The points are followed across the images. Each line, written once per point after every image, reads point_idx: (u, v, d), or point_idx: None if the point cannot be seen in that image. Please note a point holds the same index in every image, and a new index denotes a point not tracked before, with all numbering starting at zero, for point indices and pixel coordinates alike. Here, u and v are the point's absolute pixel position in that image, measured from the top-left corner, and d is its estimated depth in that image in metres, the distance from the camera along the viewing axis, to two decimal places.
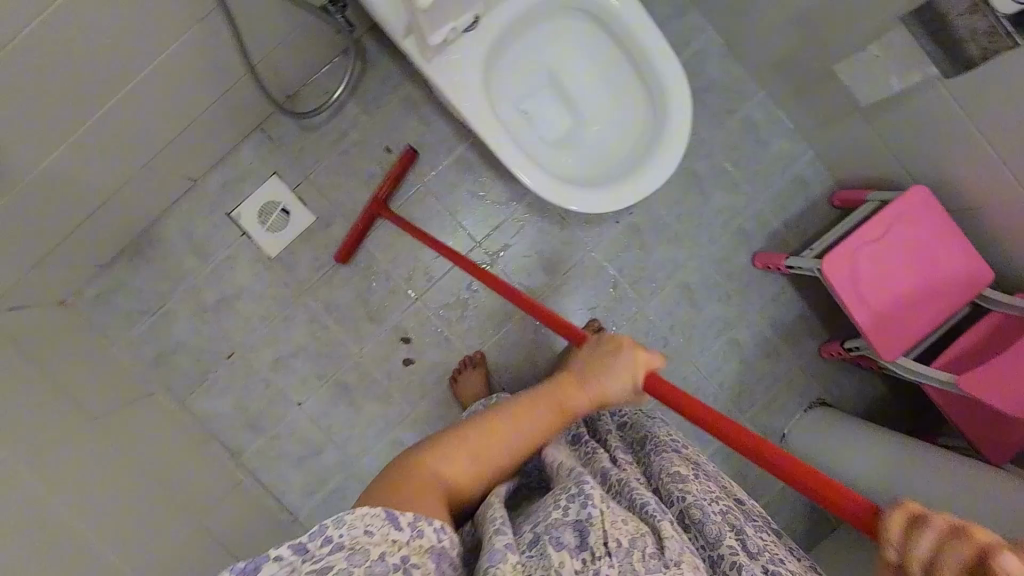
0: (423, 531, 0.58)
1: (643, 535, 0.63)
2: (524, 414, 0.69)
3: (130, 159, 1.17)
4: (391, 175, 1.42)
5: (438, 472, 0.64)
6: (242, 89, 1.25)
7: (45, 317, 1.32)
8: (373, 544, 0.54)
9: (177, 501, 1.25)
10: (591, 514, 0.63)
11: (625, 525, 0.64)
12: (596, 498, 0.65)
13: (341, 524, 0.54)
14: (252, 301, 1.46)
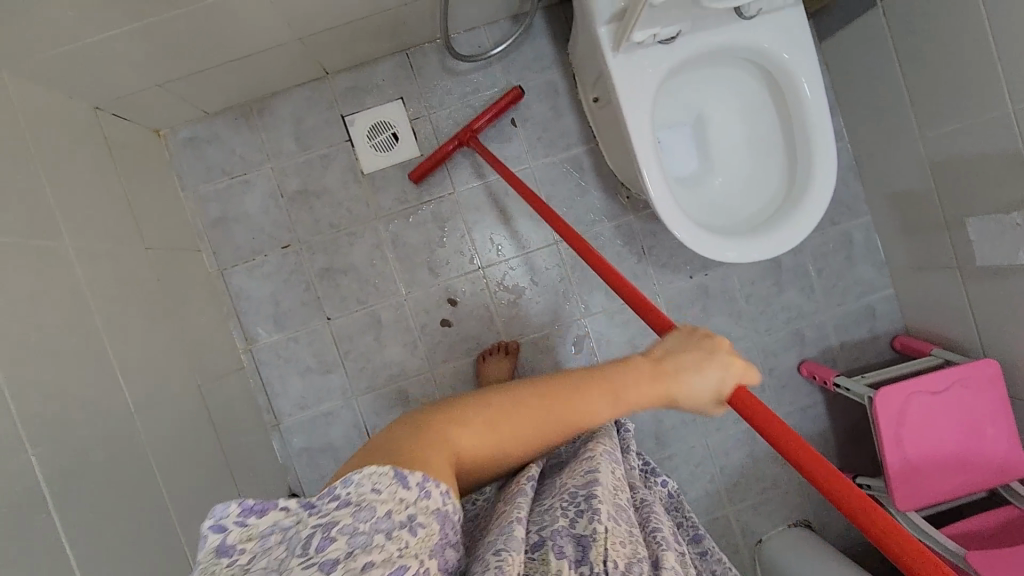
0: (429, 492, 0.60)
1: (639, 562, 0.60)
2: (578, 398, 0.71)
3: (287, 29, 1.18)
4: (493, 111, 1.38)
5: (460, 447, 0.68)
6: (413, 10, 1.27)
7: (137, 139, 1.33)
8: (377, 501, 0.56)
9: (185, 361, 1.23)
10: (597, 530, 0.61)
11: (625, 547, 0.62)
12: (607, 517, 0.63)
13: (348, 485, 0.57)
14: (329, 206, 1.46)
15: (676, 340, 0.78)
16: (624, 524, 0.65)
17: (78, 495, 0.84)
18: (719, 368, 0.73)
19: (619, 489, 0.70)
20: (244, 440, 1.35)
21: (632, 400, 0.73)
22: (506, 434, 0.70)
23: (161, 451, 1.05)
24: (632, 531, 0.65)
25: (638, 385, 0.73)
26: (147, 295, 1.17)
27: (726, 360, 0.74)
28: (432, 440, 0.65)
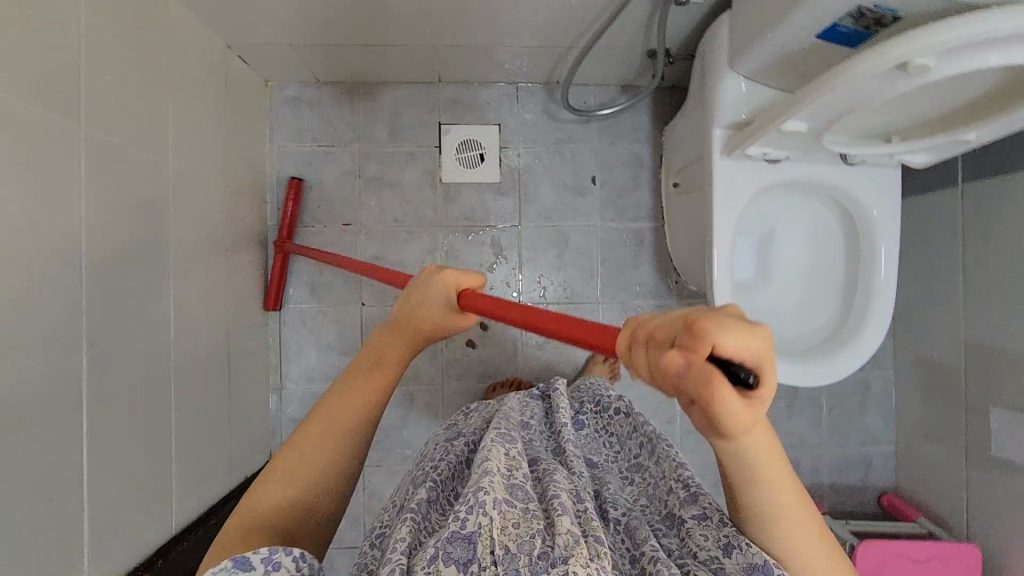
0: (277, 565, 0.54)
1: (532, 538, 0.61)
2: (338, 403, 0.66)
3: (426, 33, 1.23)
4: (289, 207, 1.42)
5: (276, 508, 0.62)
6: (543, 54, 1.33)
7: (248, 84, 1.37)
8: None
9: (223, 303, 1.24)
10: (482, 522, 0.61)
11: (520, 527, 0.62)
12: (494, 503, 0.63)
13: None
14: (399, 200, 1.50)
15: (403, 294, 0.65)
16: (519, 502, 0.66)
17: (105, 406, 0.84)
18: (435, 288, 0.62)
19: (513, 474, 0.70)
20: (248, 395, 1.35)
21: (381, 376, 0.67)
22: (328, 469, 0.64)
23: (181, 384, 1.05)
24: (528, 509, 0.65)
25: (386, 355, 0.66)
26: (212, 231, 1.20)
27: (439, 283, 0.63)
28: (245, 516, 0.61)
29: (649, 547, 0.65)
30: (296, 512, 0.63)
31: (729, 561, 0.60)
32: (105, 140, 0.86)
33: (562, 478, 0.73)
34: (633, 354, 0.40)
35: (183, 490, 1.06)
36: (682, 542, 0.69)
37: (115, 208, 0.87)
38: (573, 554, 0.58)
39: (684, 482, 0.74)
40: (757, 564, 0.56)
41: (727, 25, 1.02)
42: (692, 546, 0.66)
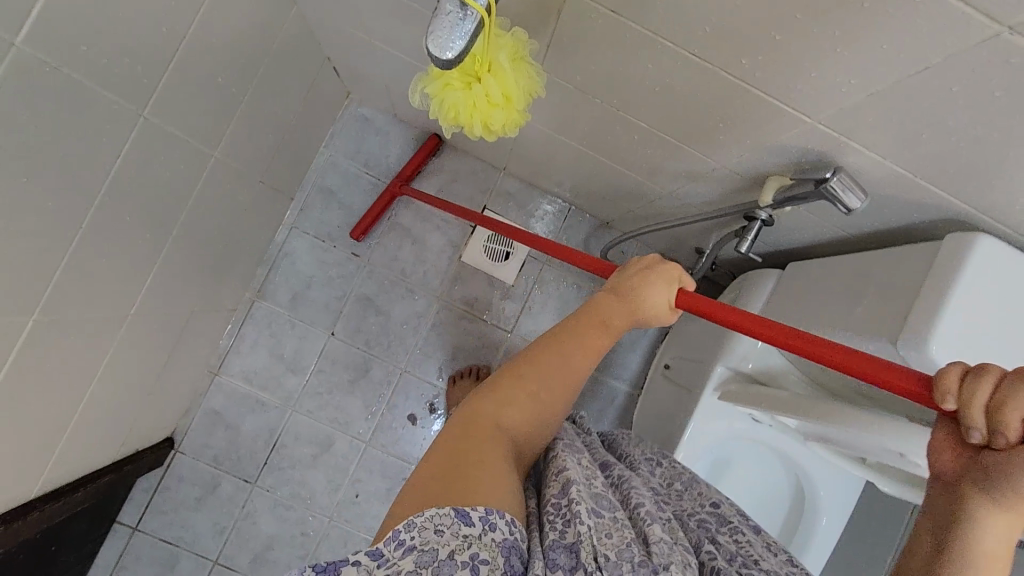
0: (495, 525, 0.49)
1: (629, 544, 0.53)
2: (570, 340, 0.67)
3: (509, 138, 1.25)
4: (415, 162, 1.43)
5: (497, 425, 0.61)
6: (604, 202, 1.35)
7: (331, 94, 1.38)
8: (439, 545, 0.47)
9: (202, 284, 1.21)
10: (583, 530, 0.52)
11: (614, 538, 0.53)
12: (588, 513, 0.54)
13: (411, 530, 0.48)
14: (414, 256, 1.49)
15: (629, 277, 0.73)
16: (606, 512, 0.57)
17: (26, 372, 0.79)
18: (665, 279, 0.72)
19: (590, 479, 0.61)
20: (182, 373, 1.31)
21: (597, 350, 0.68)
22: (540, 408, 0.64)
23: (118, 357, 1.01)
24: (617, 518, 0.57)
25: (617, 316, 0.69)
26: (226, 217, 1.17)
27: (668, 274, 0.73)
28: (459, 441, 0.58)
29: (711, 555, 0.58)
30: (512, 435, 0.62)
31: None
32: (162, 123, 0.84)
33: (638, 484, 0.64)
34: (970, 386, 0.48)
35: (64, 457, 1.00)
36: (740, 544, 0.63)
37: (138, 190, 0.86)
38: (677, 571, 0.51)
39: (736, 510, 0.71)
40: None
41: (773, 283, 1.06)
42: (756, 555, 0.61)
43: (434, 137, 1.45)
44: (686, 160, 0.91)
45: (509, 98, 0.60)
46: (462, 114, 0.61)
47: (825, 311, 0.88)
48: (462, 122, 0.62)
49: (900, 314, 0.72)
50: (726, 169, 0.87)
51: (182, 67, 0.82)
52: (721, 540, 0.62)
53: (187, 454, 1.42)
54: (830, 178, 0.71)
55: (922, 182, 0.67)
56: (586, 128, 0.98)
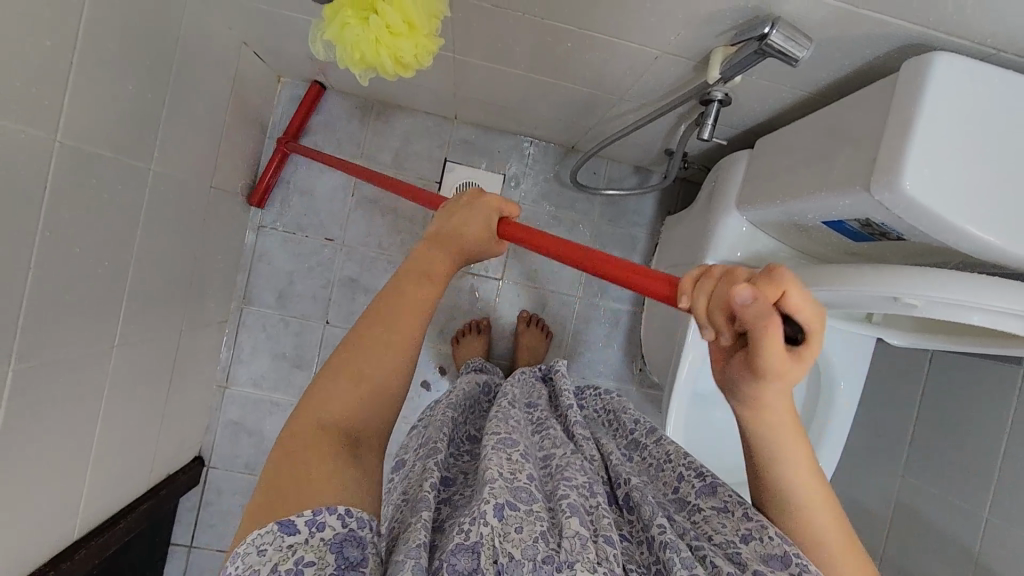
0: (323, 525, 0.52)
1: (536, 539, 0.51)
2: (391, 310, 0.63)
3: (449, 82, 1.20)
4: (301, 114, 1.38)
5: (326, 419, 0.59)
6: (563, 125, 1.31)
7: (260, 80, 1.33)
8: (266, 564, 0.50)
9: (182, 301, 1.20)
10: (484, 532, 0.50)
11: (524, 532, 0.51)
12: (495, 512, 0.52)
13: (236, 560, 0.51)
14: (388, 227, 1.46)
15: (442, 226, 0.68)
16: (522, 504, 0.54)
17: (24, 418, 0.80)
18: (486, 207, 0.68)
19: (510, 472, 0.58)
20: (190, 393, 1.32)
21: (429, 293, 0.64)
22: (372, 393, 0.61)
23: (116, 388, 1.02)
24: (534, 511, 0.54)
25: (438, 266, 0.65)
26: (185, 231, 1.15)
27: (483, 203, 0.68)
28: (287, 453, 0.57)
29: (659, 529, 0.56)
30: (347, 424, 0.59)
31: (748, 547, 0.55)
32: (84, 146, 0.81)
33: (569, 472, 0.62)
34: (698, 288, 0.45)
35: (94, 492, 1.02)
36: (698, 523, 0.62)
37: (82, 221, 0.84)
38: (580, 561, 0.50)
39: (699, 471, 0.67)
40: (777, 553, 0.53)
41: (744, 163, 1.03)
42: (708, 531, 0.60)
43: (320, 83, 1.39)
44: (623, 55, 0.87)
45: (412, 25, 0.57)
46: (367, 52, 0.57)
47: (797, 176, 0.85)
48: (370, 61, 0.58)
49: (870, 160, 0.69)
50: (669, 55, 0.82)
51: (84, 81, 0.78)
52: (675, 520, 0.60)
53: (219, 467, 1.45)
54: (769, 34, 0.67)
55: (868, 12, 0.63)
56: (519, 49, 0.93)
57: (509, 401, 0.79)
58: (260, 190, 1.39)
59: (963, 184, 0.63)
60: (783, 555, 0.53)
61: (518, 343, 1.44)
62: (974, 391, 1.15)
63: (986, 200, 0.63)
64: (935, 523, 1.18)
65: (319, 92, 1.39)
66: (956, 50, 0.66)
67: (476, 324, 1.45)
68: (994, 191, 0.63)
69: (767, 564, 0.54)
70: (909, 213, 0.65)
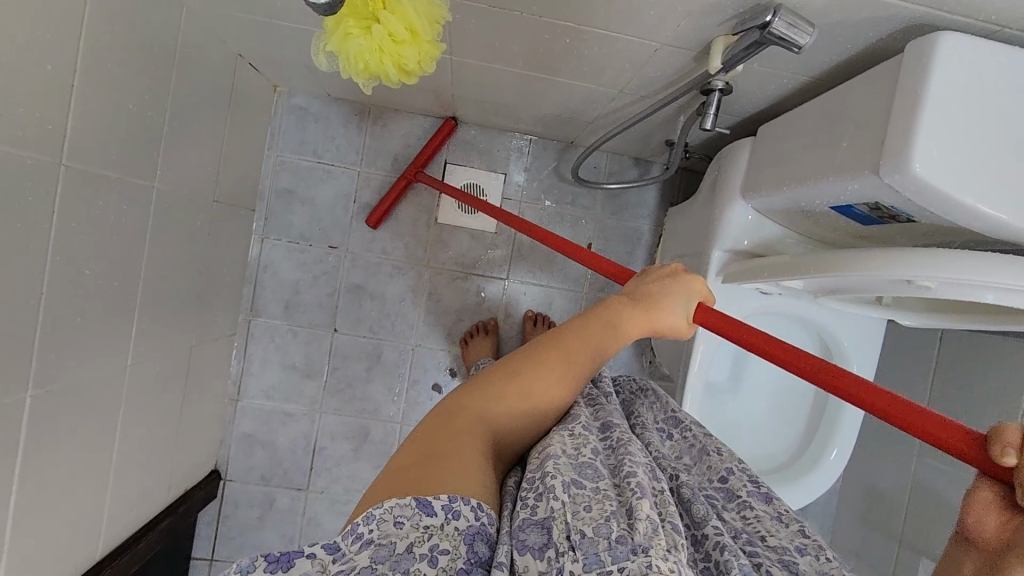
0: (458, 514, 0.50)
1: (609, 520, 0.48)
2: (574, 340, 0.66)
3: (447, 84, 1.20)
4: (429, 148, 1.39)
5: (484, 418, 0.61)
6: (563, 122, 1.31)
7: (257, 91, 1.32)
8: (398, 538, 0.48)
9: (192, 317, 1.20)
10: (556, 507, 0.50)
11: (594, 510, 0.49)
12: (564, 488, 0.51)
13: (370, 523, 0.49)
14: (391, 232, 1.46)
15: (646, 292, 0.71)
16: (588, 482, 0.53)
17: (44, 443, 0.80)
18: (682, 294, 0.69)
19: (574, 450, 0.58)
20: (203, 408, 1.32)
21: (611, 341, 0.67)
22: (532, 412, 0.63)
23: (131, 407, 1.02)
24: (600, 489, 0.52)
25: (626, 323, 0.67)
26: (191, 247, 1.15)
27: (688, 286, 0.70)
28: (441, 428, 0.59)
29: (714, 530, 0.55)
30: (500, 430, 0.62)
31: (806, 560, 0.55)
32: (89, 167, 0.81)
33: (632, 448, 0.60)
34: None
35: (115, 512, 1.02)
36: (748, 521, 0.61)
37: (90, 242, 0.84)
38: (658, 543, 0.46)
39: (751, 475, 0.66)
40: (834, 575, 0.54)
41: (748, 151, 1.02)
42: (762, 530, 0.59)
43: (452, 119, 1.41)
44: (623, 49, 0.86)
45: (415, 32, 0.56)
46: (372, 62, 0.57)
47: (803, 161, 0.85)
48: (375, 71, 0.58)
49: (876, 143, 0.69)
50: (669, 47, 0.82)
51: (86, 103, 0.78)
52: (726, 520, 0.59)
53: (235, 480, 1.45)
54: (770, 22, 0.67)
55: None
56: (517, 48, 0.93)
57: None
58: (379, 210, 1.41)
59: (972, 162, 0.63)
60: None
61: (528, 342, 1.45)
62: (986, 367, 1.15)
63: (998, 179, 0.63)
64: (952, 499, 1.18)
65: (451, 128, 1.42)
66: (961, 28, 0.66)
67: (485, 325, 1.46)
68: (1006, 170, 0.63)
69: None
70: (920, 195, 0.65)
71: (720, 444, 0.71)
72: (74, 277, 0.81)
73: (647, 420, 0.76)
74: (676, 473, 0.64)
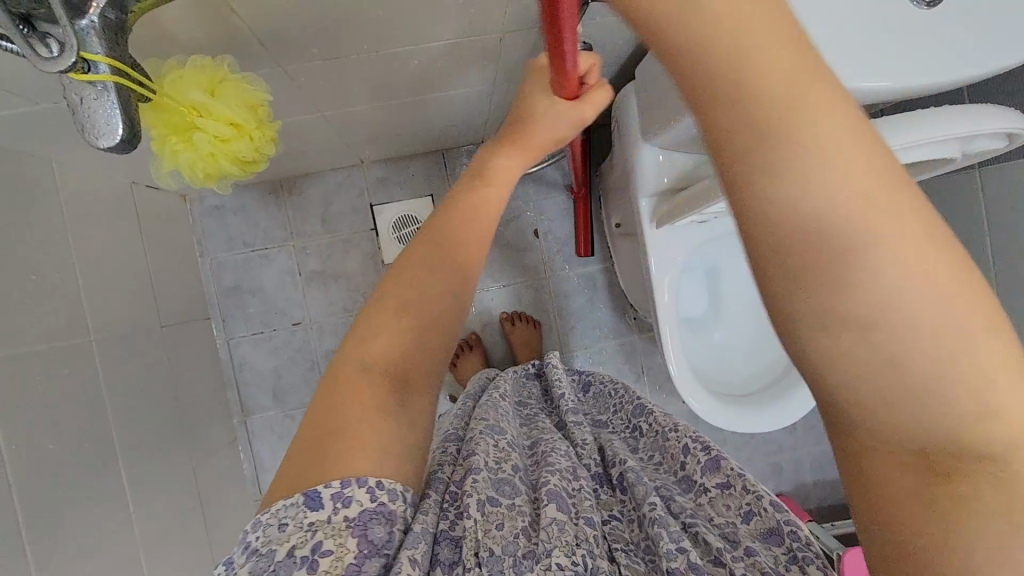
0: (349, 500, 0.48)
1: (516, 537, 0.55)
2: (443, 229, 0.59)
3: (336, 136, 1.20)
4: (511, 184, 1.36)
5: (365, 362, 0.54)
6: (462, 128, 1.31)
7: (166, 207, 1.33)
8: (279, 543, 0.47)
9: (183, 441, 1.22)
10: (467, 526, 0.54)
11: (505, 528, 0.55)
12: (478, 506, 0.56)
13: (257, 530, 0.48)
14: (345, 288, 1.47)
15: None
16: (504, 499, 0.59)
17: None
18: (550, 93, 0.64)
19: (497, 465, 0.62)
20: (229, 519, 1.34)
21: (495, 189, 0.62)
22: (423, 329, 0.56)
23: (153, 550, 1.03)
24: (515, 505, 0.59)
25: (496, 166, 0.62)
26: (155, 378, 1.16)
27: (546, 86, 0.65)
28: (327, 397, 0.52)
29: (648, 508, 0.60)
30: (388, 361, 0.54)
31: (747, 525, 0.60)
32: (16, 350, 0.82)
33: (557, 460, 0.66)
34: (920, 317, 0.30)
35: None
36: (700, 501, 0.65)
37: (43, 416, 0.85)
38: (557, 545, 0.53)
39: (702, 443, 0.69)
40: (773, 526, 0.57)
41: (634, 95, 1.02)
42: (708, 511, 0.64)
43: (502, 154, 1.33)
44: (471, 50, 0.86)
45: (237, 125, 0.57)
46: (207, 167, 0.57)
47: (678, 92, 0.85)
48: (215, 173, 0.58)
49: None
50: (510, 33, 0.82)
51: None
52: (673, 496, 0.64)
53: None
54: None
55: None
56: (376, 85, 0.93)
57: (504, 395, 0.87)
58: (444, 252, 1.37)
59: None
60: (777, 527, 0.57)
61: (512, 342, 1.45)
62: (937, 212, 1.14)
63: None
64: None
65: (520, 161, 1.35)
66: None
67: (466, 341, 1.46)
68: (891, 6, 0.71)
69: (766, 539, 0.57)
70: None
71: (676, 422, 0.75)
72: (39, 457, 0.82)
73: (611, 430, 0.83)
74: (621, 458, 0.69)
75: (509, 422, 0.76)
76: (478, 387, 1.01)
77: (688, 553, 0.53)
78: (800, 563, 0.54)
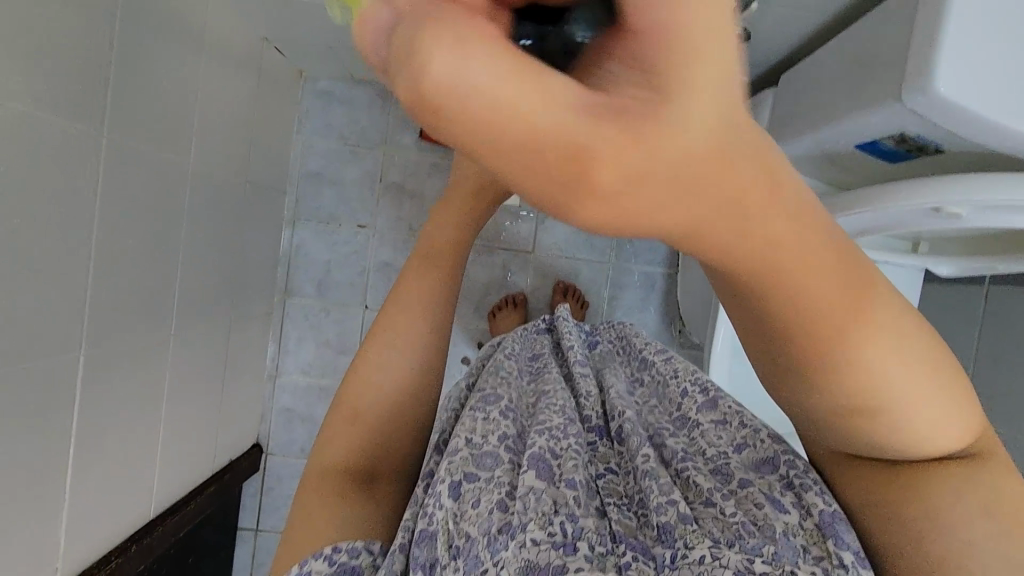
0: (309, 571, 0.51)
1: (489, 513, 0.51)
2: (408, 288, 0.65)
3: None
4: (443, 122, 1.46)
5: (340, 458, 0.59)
6: None
7: (283, 76, 1.37)
8: None
9: (231, 294, 1.26)
10: (438, 515, 0.51)
11: (481, 505, 0.52)
12: (450, 492, 0.53)
13: None
14: (418, 208, 1.49)
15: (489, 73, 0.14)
16: (483, 472, 0.56)
17: (95, 404, 0.87)
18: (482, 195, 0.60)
19: (478, 438, 0.59)
20: (244, 385, 1.38)
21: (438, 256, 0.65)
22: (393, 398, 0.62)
23: (177, 376, 1.08)
24: (494, 477, 0.55)
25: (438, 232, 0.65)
26: (227, 226, 1.21)
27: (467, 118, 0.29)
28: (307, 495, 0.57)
29: (642, 461, 0.59)
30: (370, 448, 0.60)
31: (740, 457, 0.60)
32: (129, 142, 0.87)
33: (545, 417, 0.63)
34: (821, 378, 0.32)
35: (166, 476, 1.09)
36: (694, 439, 0.65)
37: (132, 212, 0.90)
38: (533, 518, 0.49)
39: (701, 386, 0.70)
40: (768, 458, 0.58)
41: (772, 98, 1.00)
42: (702, 445, 0.63)
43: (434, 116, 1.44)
44: None
45: None
46: None
47: (824, 105, 0.83)
48: None
49: (893, 72, 0.67)
50: None
51: (125, 82, 0.84)
52: (666, 444, 0.63)
53: (276, 454, 1.51)
54: None
55: None
56: None
57: (508, 354, 0.85)
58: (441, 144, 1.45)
59: (998, 73, 0.61)
60: (772, 459, 0.57)
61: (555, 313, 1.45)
62: (1003, 310, 1.09)
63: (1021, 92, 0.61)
64: None
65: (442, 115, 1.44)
66: None
67: (513, 297, 1.47)
68: None
69: (758, 470, 0.58)
70: (945, 118, 0.64)
71: (676, 369, 0.75)
72: (117, 246, 0.87)
73: (616, 371, 0.82)
74: (619, 409, 0.68)
75: (503, 382, 0.73)
76: (485, 351, 1.00)
77: (678, 506, 0.52)
78: (795, 489, 0.52)
